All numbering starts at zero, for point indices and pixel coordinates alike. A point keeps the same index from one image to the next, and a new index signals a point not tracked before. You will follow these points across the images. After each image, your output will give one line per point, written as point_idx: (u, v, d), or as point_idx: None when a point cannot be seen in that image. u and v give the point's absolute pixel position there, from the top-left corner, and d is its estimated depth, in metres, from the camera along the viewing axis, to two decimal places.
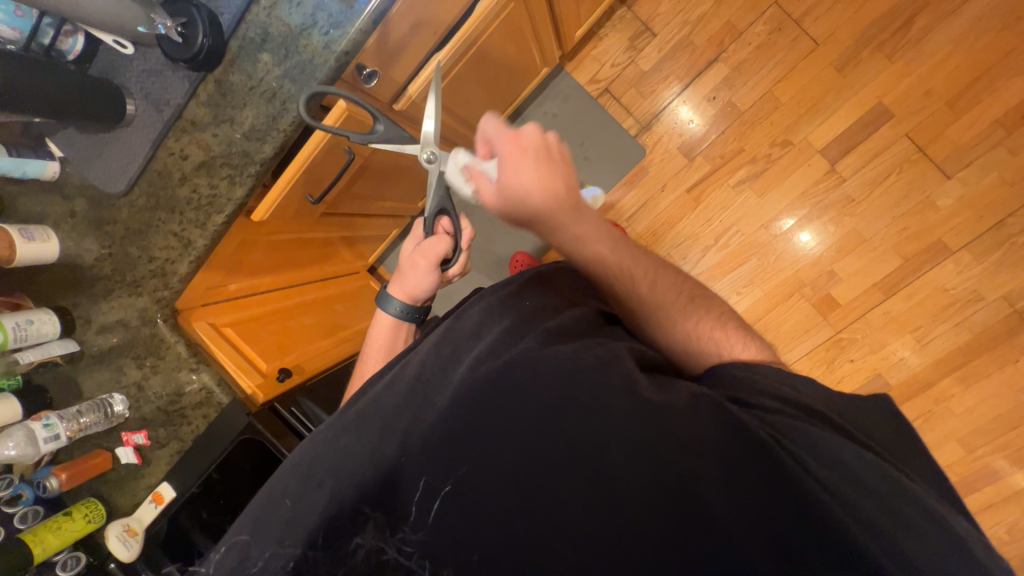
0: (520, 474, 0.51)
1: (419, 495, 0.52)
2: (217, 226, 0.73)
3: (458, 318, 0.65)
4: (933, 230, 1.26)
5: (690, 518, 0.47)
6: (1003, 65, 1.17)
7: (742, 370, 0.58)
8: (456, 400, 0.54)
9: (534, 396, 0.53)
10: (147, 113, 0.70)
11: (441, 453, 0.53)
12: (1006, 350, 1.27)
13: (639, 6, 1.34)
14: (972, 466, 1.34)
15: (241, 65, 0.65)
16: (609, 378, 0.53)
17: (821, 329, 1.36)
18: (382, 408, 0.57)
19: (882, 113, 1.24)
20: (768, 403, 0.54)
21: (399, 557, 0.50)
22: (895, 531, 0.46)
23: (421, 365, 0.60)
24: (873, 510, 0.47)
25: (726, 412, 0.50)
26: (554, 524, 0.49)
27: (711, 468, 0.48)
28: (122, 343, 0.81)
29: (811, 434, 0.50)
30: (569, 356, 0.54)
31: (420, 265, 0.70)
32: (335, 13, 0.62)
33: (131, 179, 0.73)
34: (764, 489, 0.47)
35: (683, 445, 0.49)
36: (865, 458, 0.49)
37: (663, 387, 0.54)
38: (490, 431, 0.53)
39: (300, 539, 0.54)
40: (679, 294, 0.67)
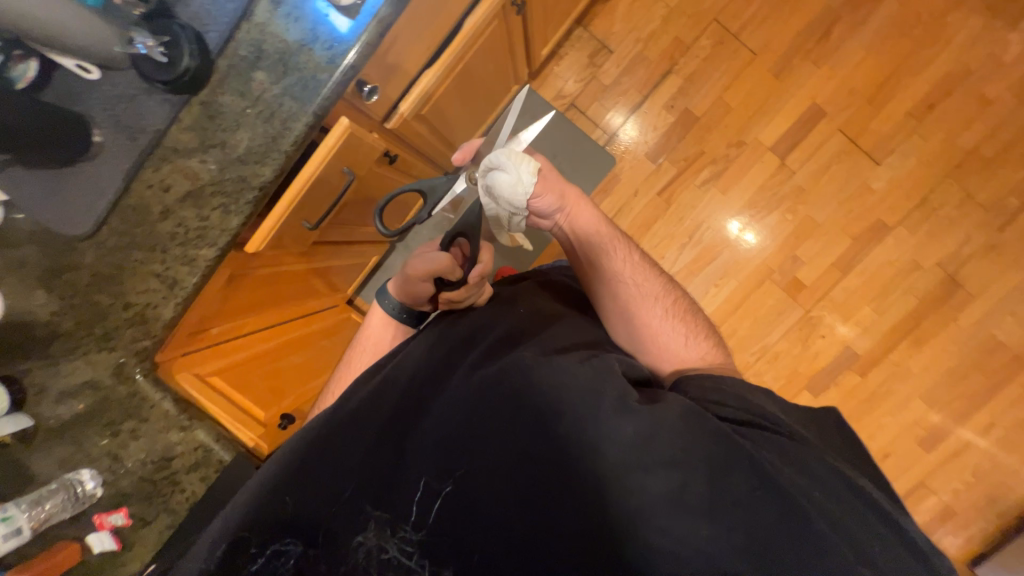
0: (517, 477, 0.53)
1: (419, 495, 0.53)
2: (209, 261, 0.65)
3: (451, 323, 0.69)
4: (872, 210, 1.41)
5: (673, 507, 0.52)
6: (908, 65, 1.36)
7: (709, 383, 0.65)
8: (457, 401, 0.58)
9: (535, 407, 0.57)
10: (116, 142, 0.62)
11: (438, 453, 0.55)
12: (946, 310, 1.43)
13: (595, 26, 1.42)
14: (935, 419, 1.47)
15: (231, 85, 0.61)
16: (600, 386, 0.58)
17: (793, 311, 1.46)
18: (379, 408, 0.59)
19: (817, 112, 1.39)
20: (732, 413, 0.61)
21: (402, 555, 0.50)
22: (842, 516, 0.53)
23: (412, 368, 0.63)
24: (834, 509, 0.54)
25: (711, 428, 0.56)
26: (552, 530, 0.52)
27: (701, 468, 0.54)
28: (91, 409, 0.70)
29: (775, 439, 0.58)
30: (563, 367, 0.60)
31: (415, 273, 0.66)
32: (338, 28, 0.60)
33: (99, 218, 0.64)
34: (735, 480, 0.53)
35: (670, 451, 0.54)
36: (824, 463, 0.57)
37: (648, 399, 0.60)
38: (490, 434, 0.55)
39: (300, 537, 0.51)
40: (654, 281, 0.76)
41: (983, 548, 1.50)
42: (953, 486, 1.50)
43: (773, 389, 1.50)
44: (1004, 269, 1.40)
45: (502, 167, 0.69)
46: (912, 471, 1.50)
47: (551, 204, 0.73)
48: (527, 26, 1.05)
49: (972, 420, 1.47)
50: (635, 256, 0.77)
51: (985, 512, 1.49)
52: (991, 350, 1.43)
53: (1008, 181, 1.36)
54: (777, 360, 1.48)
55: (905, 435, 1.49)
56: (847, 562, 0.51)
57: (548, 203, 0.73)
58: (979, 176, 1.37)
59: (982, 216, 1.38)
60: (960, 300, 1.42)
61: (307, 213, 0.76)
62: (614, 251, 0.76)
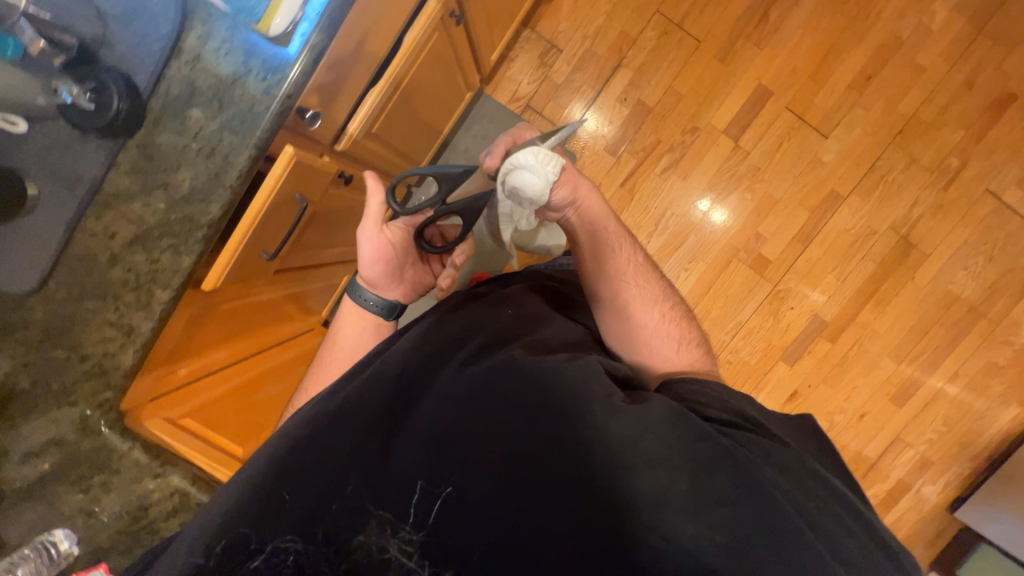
0: (512, 478, 0.61)
1: (417, 498, 0.59)
2: (164, 303, 0.64)
3: (439, 321, 0.74)
4: (826, 182, 1.46)
5: (644, 495, 0.60)
6: (845, 39, 1.40)
7: (695, 385, 0.75)
8: (455, 407, 0.65)
9: (524, 406, 0.65)
10: (54, 193, 0.61)
11: (430, 454, 0.62)
12: (904, 271, 1.49)
13: (541, 26, 1.43)
14: (904, 375, 1.54)
15: (167, 125, 0.60)
16: (592, 389, 0.66)
17: (761, 287, 1.51)
18: (369, 408, 0.65)
19: (764, 92, 1.43)
20: (718, 414, 0.70)
21: (402, 555, 0.55)
22: (799, 495, 0.63)
23: (407, 368, 0.69)
24: (788, 488, 0.63)
25: (691, 423, 0.64)
26: (539, 523, 0.59)
27: (674, 458, 0.61)
28: (58, 467, 0.68)
29: (756, 439, 0.67)
30: (553, 369, 0.67)
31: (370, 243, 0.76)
32: (270, 58, 0.58)
33: (44, 271, 0.62)
34: (707, 467, 0.61)
35: (657, 448, 0.61)
36: (777, 449, 0.67)
37: (634, 399, 0.67)
38: (488, 437, 0.63)
39: (299, 533, 0.57)
40: (654, 288, 0.85)
41: (960, 492, 1.58)
42: (927, 437, 1.57)
43: (750, 364, 1.55)
44: (952, 227, 1.47)
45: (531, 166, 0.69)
46: (887, 427, 1.57)
47: (567, 199, 0.76)
48: (471, 34, 1.06)
49: (938, 373, 1.54)
50: (638, 262, 0.85)
51: (958, 458, 1.57)
52: (949, 305, 1.50)
53: (948, 143, 1.43)
54: (751, 335, 1.53)
55: (878, 395, 1.56)
56: (817, 551, 0.58)
57: (565, 197, 0.76)
58: (921, 140, 1.43)
59: (927, 178, 1.45)
60: (915, 260, 1.49)
61: (264, 242, 0.75)
62: (620, 255, 0.83)
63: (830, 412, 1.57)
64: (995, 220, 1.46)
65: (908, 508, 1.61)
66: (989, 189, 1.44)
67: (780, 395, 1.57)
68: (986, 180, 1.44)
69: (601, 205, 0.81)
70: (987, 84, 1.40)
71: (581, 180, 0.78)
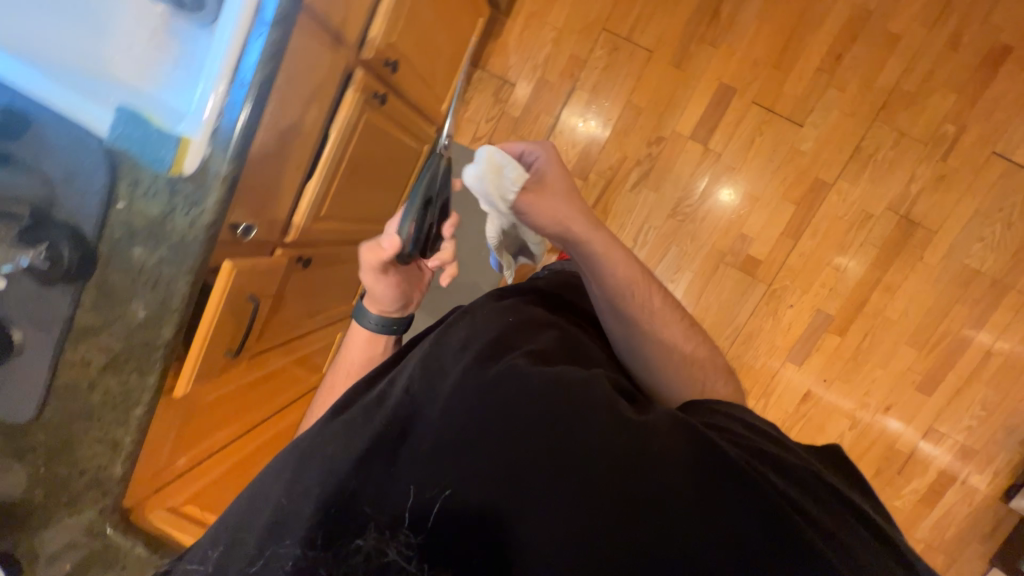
0: (509, 487, 0.52)
1: (409, 503, 0.54)
2: (139, 417, 0.72)
3: (442, 336, 0.67)
4: (808, 171, 1.39)
5: (659, 513, 0.49)
6: (806, 21, 1.33)
7: (721, 406, 0.66)
8: (451, 413, 0.57)
9: (527, 418, 0.55)
10: (35, 335, 0.69)
11: (425, 464, 0.56)
12: (911, 251, 1.39)
13: (492, 64, 1.45)
14: (929, 360, 1.43)
15: (117, 264, 0.67)
16: (599, 395, 0.57)
17: (755, 288, 1.45)
18: (369, 421, 0.61)
19: (727, 90, 1.38)
20: (740, 430, 0.60)
21: (402, 560, 0.53)
22: (839, 532, 0.50)
23: (407, 382, 0.63)
24: (824, 519, 0.50)
25: (702, 441, 0.53)
26: (540, 543, 0.50)
27: (689, 475, 0.51)
28: (79, 566, 0.77)
29: (779, 454, 0.56)
30: (556, 379, 0.57)
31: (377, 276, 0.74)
32: (190, 193, 0.64)
33: (39, 402, 0.71)
34: (728, 482, 0.50)
35: (669, 458, 0.52)
36: (807, 470, 0.55)
37: (640, 410, 0.58)
38: (486, 445, 0.54)
39: (304, 535, 0.57)
40: (668, 314, 0.83)
41: (1014, 479, 1.45)
42: (967, 423, 1.45)
43: (755, 368, 1.49)
44: (959, 197, 1.35)
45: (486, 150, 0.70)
46: (918, 418, 1.47)
47: (551, 228, 0.76)
48: (409, 101, 1.10)
49: (968, 355, 1.42)
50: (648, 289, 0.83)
51: (1006, 443, 1.44)
52: (968, 281, 1.39)
53: (939, 110, 1.33)
54: (752, 339, 1.48)
55: (902, 384, 1.45)
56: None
57: (550, 224, 0.76)
58: (908, 112, 1.34)
59: (921, 150, 1.35)
60: (922, 238, 1.38)
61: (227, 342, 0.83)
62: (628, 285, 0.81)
63: (851, 408, 1.48)
64: (1009, 183, 1.34)
65: (955, 502, 1.49)
66: (995, 151, 1.33)
67: (792, 396, 1.50)
68: (989, 142, 1.33)
69: (603, 247, 0.80)
70: (975, 40, 1.29)
71: (573, 226, 0.78)
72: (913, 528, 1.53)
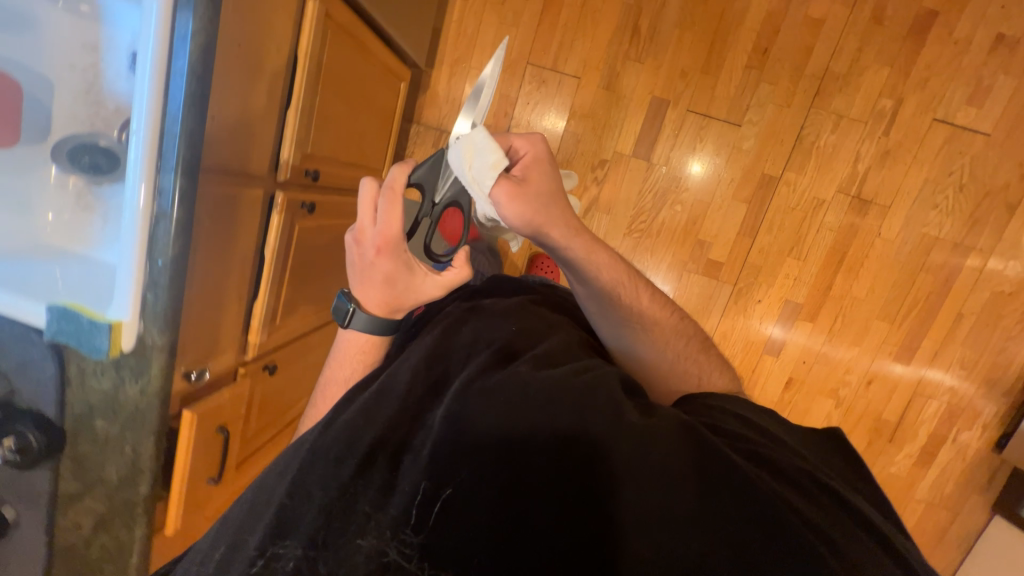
0: (516, 475, 0.50)
1: (418, 501, 0.50)
2: (136, 564, 0.77)
3: (447, 334, 0.66)
4: (754, 168, 1.39)
5: (657, 488, 0.49)
6: (727, 21, 1.32)
7: (716, 399, 0.68)
8: (455, 411, 0.55)
9: (535, 415, 0.53)
10: (27, 510, 0.75)
11: (431, 462, 0.52)
12: (868, 229, 1.40)
13: (426, 117, 1.46)
14: (902, 330, 1.45)
15: (82, 437, 0.72)
16: (607, 398, 0.55)
17: (721, 290, 1.48)
18: (369, 418, 0.57)
19: (660, 103, 1.38)
20: (733, 427, 0.61)
21: (402, 560, 0.48)
22: (829, 528, 0.49)
23: (411, 381, 0.60)
24: (820, 520, 0.49)
25: (704, 442, 0.53)
26: (546, 527, 0.48)
27: (697, 471, 0.50)
28: None
29: (766, 446, 0.57)
30: (563, 381, 0.56)
31: (406, 273, 0.63)
32: (134, 364, 0.69)
33: (44, 566, 0.77)
34: (725, 468, 0.50)
35: (674, 457, 0.51)
36: (807, 471, 0.54)
37: (647, 413, 0.57)
38: (498, 442, 0.52)
39: (298, 540, 0.51)
40: (665, 318, 0.85)
41: (1004, 430, 1.47)
42: (949, 384, 1.48)
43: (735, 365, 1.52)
44: (907, 169, 1.35)
45: (470, 137, 0.65)
46: (901, 386, 1.49)
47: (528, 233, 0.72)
48: (338, 186, 1.12)
49: (940, 319, 1.43)
50: (642, 295, 0.84)
51: (990, 396, 1.47)
52: (929, 248, 1.39)
53: (874, 86, 1.32)
54: (727, 338, 1.51)
55: (879, 358, 1.48)
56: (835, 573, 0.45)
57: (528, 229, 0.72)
58: (844, 94, 1.33)
59: (863, 129, 1.34)
60: (877, 215, 1.39)
61: (206, 470, 0.88)
62: (622, 289, 0.82)
63: (834, 387, 1.51)
64: (955, 147, 1.33)
65: (950, 459, 1.52)
66: (936, 118, 1.32)
67: (775, 385, 1.53)
68: (930, 110, 1.32)
69: (584, 254, 0.77)
70: (898, 12, 1.28)
71: (553, 232, 0.73)
72: (912, 489, 1.56)
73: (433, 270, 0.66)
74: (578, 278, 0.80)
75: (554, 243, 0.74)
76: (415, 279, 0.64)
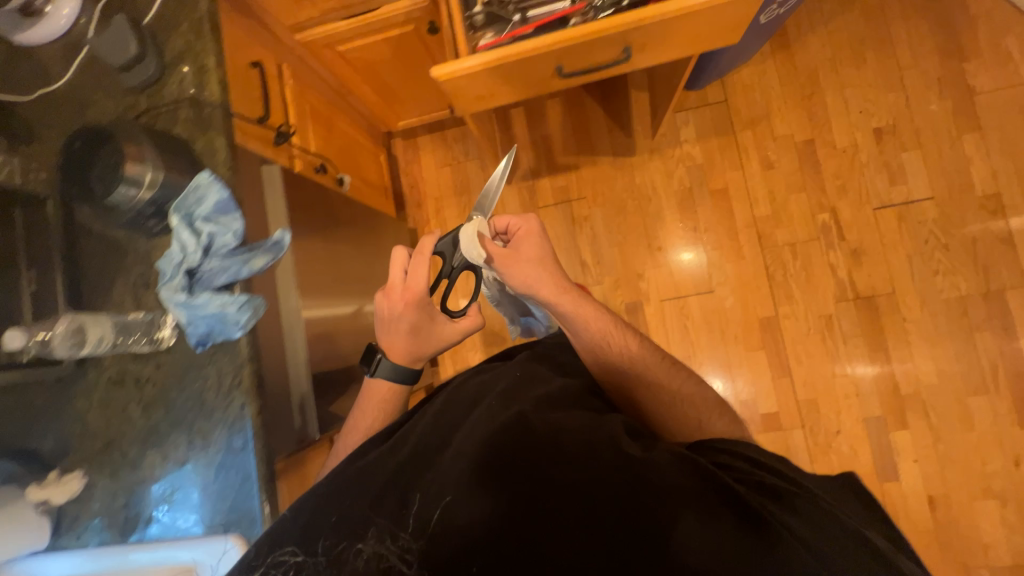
0: (525, 470, 0.56)
1: (422, 506, 0.56)
2: None
3: (457, 387, 0.75)
4: (749, 316, 1.44)
5: (660, 502, 0.53)
6: (650, 223, 1.52)
7: (721, 441, 0.65)
8: (472, 438, 0.60)
9: (550, 427, 0.60)
10: None
11: (452, 477, 0.57)
12: (891, 318, 1.37)
13: None
14: (1004, 393, 1.31)
15: None
16: (607, 431, 0.60)
17: (795, 438, 1.38)
18: (392, 453, 0.62)
19: (634, 304, 1.50)
20: (728, 458, 0.61)
21: (402, 565, 0.53)
22: (832, 556, 0.48)
23: (423, 428, 0.65)
24: (811, 538, 0.50)
25: (694, 464, 0.56)
26: (541, 506, 0.54)
27: (690, 480, 0.54)
28: None
29: (763, 471, 0.58)
30: (566, 425, 0.61)
31: (422, 326, 0.82)
32: None
33: None
34: (723, 507, 0.51)
35: (669, 471, 0.55)
36: (809, 497, 0.54)
37: (642, 447, 0.59)
38: (513, 449, 0.57)
39: (301, 545, 0.54)
40: (668, 366, 0.81)
41: None
42: None
43: None
44: (884, 254, 1.39)
45: (467, 225, 0.81)
46: None
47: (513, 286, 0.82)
48: None
49: None
50: (637, 344, 0.81)
51: None
52: (962, 307, 1.35)
53: (803, 209, 1.44)
54: None
55: (1005, 433, 1.30)
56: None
57: (515, 283, 0.81)
58: (783, 228, 1.44)
59: (820, 244, 1.42)
60: (889, 303, 1.38)
61: None
62: (612, 344, 0.80)
63: (984, 485, 1.30)
64: (912, 219, 1.38)
65: None
66: (875, 207, 1.40)
67: (920, 510, 1.32)
68: (865, 204, 1.41)
69: (570, 309, 0.80)
70: (781, 154, 1.46)
71: (539, 291, 0.80)
72: None
73: (449, 318, 0.86)
74: (566, 327, 0.82)
75: (539, 298, 0.81)
76: (434, 325, 0.83)
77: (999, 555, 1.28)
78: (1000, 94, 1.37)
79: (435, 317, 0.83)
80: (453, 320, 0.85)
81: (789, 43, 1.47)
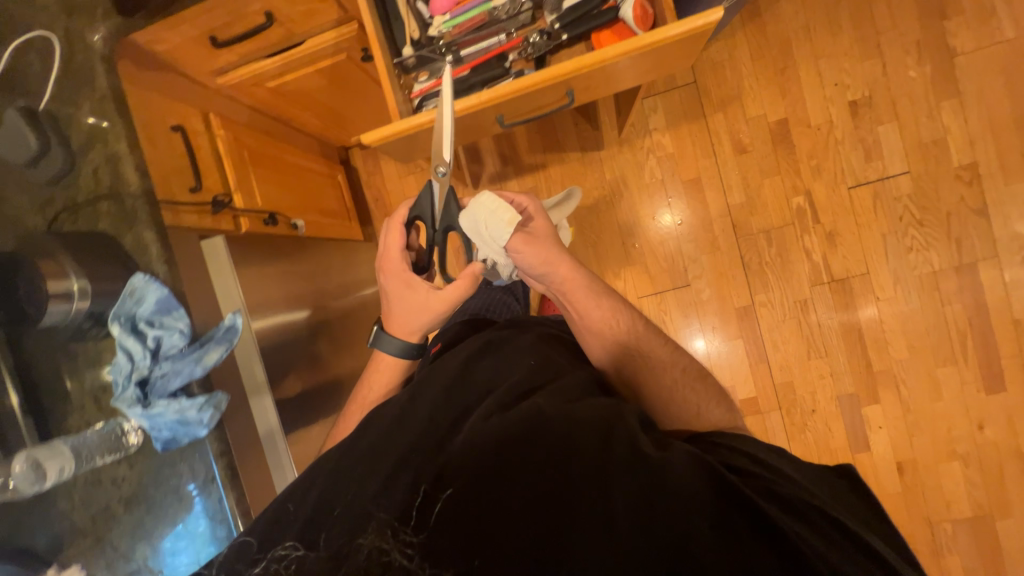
0: (545, 455, 0.50)
1: (427, 500, 0.48)
2: None
3: (467, 368, 0.69)
4: (725, 306, 1.45)
5: (678, 509, 0.46)
6: (624, 219, 1.48)
7: (719, 435, 0.65)
8: (486, 425, 0.54)
9: (567, 415, 0.55)
10: None
11: (465, 463, 0.50)
12: (865, 298, 1.38)
13: None
14: (971, 364, 1.36)
15: None
16: (626, 420, 0.55)
17: (772, 419, 1.43)
18: (399, 436, 0.57)
19: None
20: (734, 456, 0.59)
21: (402, 561, 0.44)
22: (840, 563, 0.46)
23: (430, 412, 0.60)
24: (826, 549, 0.46)
25: (711, 467, 0.50)
26: (564, 488, 0.48)
27: (707, 484, 0.48)
28: None
29: (771, 474, 0.54)
30: (590, 413, 0.55)
31: (404, 294, 0.80)
32: None
33: None
34: (742, 511, 0.47)
35: (687, 477, 0.49)
36: (814, 504, 0.51)
37: (658, 445, 0.54)
38: (529, 437, 0.51)
39: (301, 539, 0.48)
40: (665, 350, 0.79)
41: None
42: None
43: None
44: (859, 234, 1.38)
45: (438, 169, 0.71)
46: (1014, 415, 1.35)
47: (531, 264, 0.79)
48: None
49: (999, 334, 1.34)
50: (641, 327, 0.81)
51: None
52: (935, 282, 1.35)
53: (778, 194, 1.40)
54: (809, 459, 1.43)
55: (971, 400, 1.36)
56: None
57: (532, 263, 0.79)
58: (758, 215, 1.41)
59: (795, 229, 1.40)
60: (863, 284, 1.38)
61: None
62: (620, 327, 0.80)
63: (950, 449, 1.38)
64: (887, 197, 1.36)
65: None
66: (851, 186, 1.37)
67: (889, 475, 1.40)
68: (840, 185, 1.37)
69: (588, 292, 0.80)
70: (755, 136, 1.40)
71: (557, 271, 0.79)
72: None
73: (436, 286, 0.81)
74: (582, 309, 0.80)
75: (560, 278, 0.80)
76: (417, 293, 0.80)
77: (960, 510, 1.38)
78: (980, 55, 1.30)
79: (414, 282, 0.80)
80: (435, 288, 0.80)
81: (761, 13, 1.36)
